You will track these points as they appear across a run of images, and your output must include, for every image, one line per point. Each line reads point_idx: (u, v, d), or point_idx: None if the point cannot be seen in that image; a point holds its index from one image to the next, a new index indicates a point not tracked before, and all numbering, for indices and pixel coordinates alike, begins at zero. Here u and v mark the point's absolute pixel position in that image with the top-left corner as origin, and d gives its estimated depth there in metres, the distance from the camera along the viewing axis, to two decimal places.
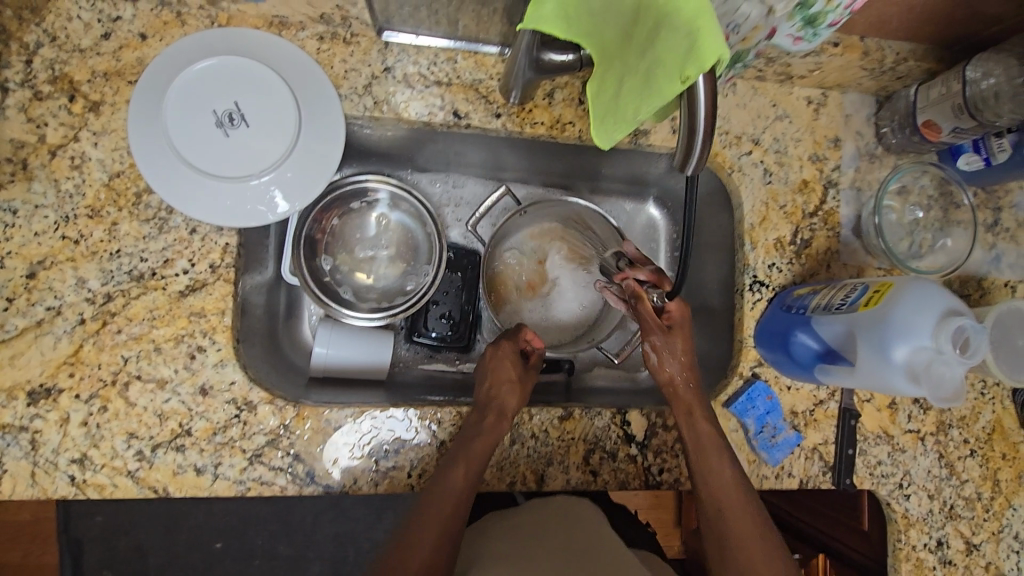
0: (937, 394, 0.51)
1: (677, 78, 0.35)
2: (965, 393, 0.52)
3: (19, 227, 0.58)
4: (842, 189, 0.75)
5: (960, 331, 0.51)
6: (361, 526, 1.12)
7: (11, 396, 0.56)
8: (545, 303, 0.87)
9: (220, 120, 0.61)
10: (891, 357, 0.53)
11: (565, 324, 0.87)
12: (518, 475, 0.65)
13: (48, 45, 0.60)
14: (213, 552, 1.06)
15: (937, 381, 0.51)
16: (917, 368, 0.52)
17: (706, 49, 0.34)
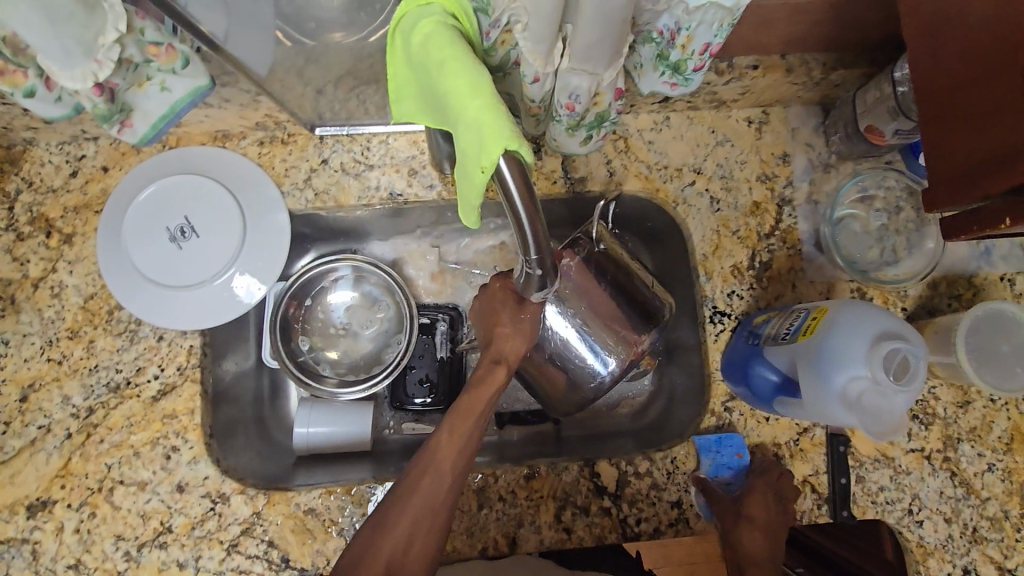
0: (873, 427, 0.48)
1: (479, 169, 0.34)
2: (909, 425, 0.49)
3: (11, 355, 0.65)
4: (798, 206, 0.73)
5: (894, 355, 0.48)
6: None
7: (13, 512, 0.62)
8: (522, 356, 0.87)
9: (173, 234, 0.66)
10: (827, 389, 0.50)
11: None
12: (489, 540, 0.65)
13: (27, 190, 0.68)
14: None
15: (871, 412, 0.48)
16: (853, 399, 0.49)
17: (493, 140, 0.33)
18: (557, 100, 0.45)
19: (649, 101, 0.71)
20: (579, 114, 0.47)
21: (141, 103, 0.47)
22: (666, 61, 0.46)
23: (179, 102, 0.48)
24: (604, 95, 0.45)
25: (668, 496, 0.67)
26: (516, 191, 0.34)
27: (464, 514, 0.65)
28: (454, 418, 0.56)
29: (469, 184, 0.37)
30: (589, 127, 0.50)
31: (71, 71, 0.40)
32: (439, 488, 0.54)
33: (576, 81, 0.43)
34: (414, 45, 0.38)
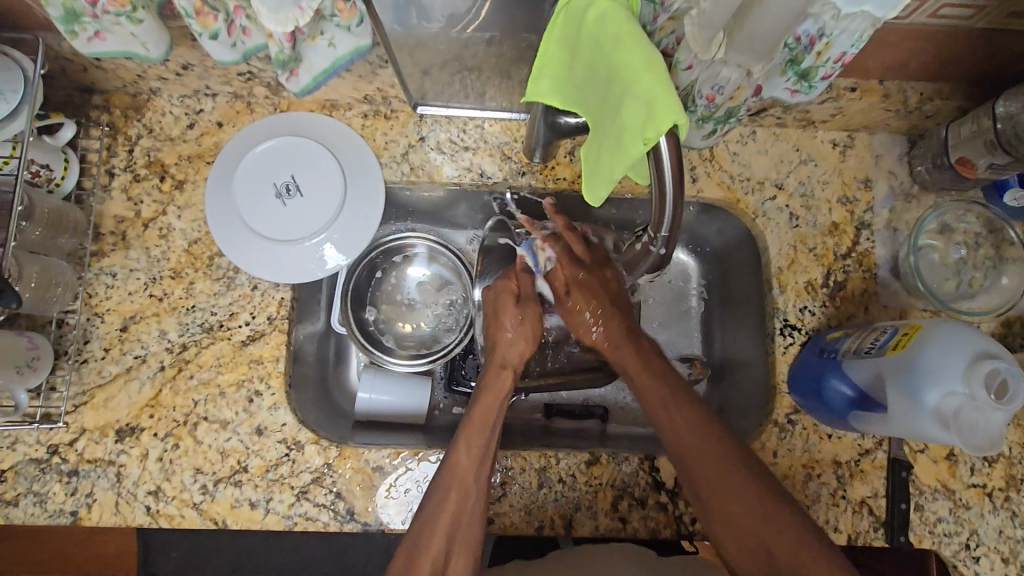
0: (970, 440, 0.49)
1: (641, 140, 0.42)
2: (1002, 443, 0.50)
3: (117, 287, 0.69)
4: (877, 230, 0.74)
5: (994, 375, 0.49)
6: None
7: (103, 434, 0.65)
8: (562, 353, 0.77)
9: (279, 191, 0.70)
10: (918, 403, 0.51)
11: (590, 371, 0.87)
12: (546, 520, 0.66)
13: (147, 136, 0.72)
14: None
15: (968, 428, 0.50)
16: (947, 413, 0.50)
17: (666, 116, 0.40)
18: (699, 92, 0.53)
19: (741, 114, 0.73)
20: (716, 106, 0.54)
21: (309, 55, 0.56)
22: (796, 67, 0.51)
23: (339, 58, 0.57)
24: (743, 91, 0.53)
25: None
26: (669, 167, 0.43)
27: (524, 491, 0.67)
28: (483, 390, 0.63)
29: (622, 156, 0.44)
30: (716, 122, 0.58)
31: (276, 16, 0.48)
32: (474, 453, 0.59)
33: (724, 72, 0.50)
34: (581, 24, 0.43)
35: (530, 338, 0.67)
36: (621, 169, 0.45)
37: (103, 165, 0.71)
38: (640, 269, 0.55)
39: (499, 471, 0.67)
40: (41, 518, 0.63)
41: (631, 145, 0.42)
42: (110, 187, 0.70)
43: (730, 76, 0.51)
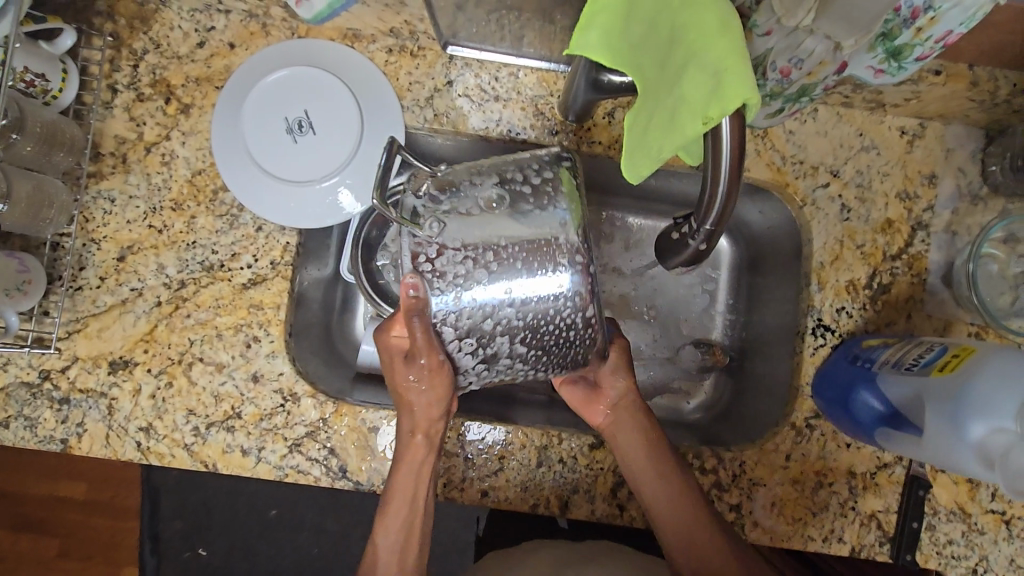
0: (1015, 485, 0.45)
1: (700, 117, 0.37)
2: None
3: (115, 214, 0.65)
4: (934, 232, 0.68)
5: None
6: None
7: (96, 364, 0.63)
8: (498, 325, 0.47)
9: (291, 126, 0.64)
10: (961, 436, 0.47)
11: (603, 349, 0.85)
12: (541, 499, 0.64)
13: (152, 52, 0.66)
14: (269, 517, 1.21)
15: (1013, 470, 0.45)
16: (994, 451, 0.45)
17: (734, 91, 0.35)
18: (773, 64, 0.47)
19: None
20: (789, 81, 0.49)
21: None
22: (888, 43, 0.45)
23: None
24: (826, 67, 0.47)
25: (728, 497, 0.65)
26: (728, 149, 0.38)
27: (523, 468, 0.64)
28: (396, 465, 0.59)
29: (671, 136, 0.39)
30: (785, 99, 0.53)
31: None
32: (397, 540, 0.59)
33: (809, 42, 0.45)
34: None
35: (442, 407, 0.56)
36: (671, 149, 0.40)
37: (104, 79, 0.65)
38: (672, 259, 0.49)
39: (500, 444, 0.64)
40: (31, 442, 0.62)
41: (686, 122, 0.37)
42: (111, 105, 0.66)
43: (813, 49, 0.45)
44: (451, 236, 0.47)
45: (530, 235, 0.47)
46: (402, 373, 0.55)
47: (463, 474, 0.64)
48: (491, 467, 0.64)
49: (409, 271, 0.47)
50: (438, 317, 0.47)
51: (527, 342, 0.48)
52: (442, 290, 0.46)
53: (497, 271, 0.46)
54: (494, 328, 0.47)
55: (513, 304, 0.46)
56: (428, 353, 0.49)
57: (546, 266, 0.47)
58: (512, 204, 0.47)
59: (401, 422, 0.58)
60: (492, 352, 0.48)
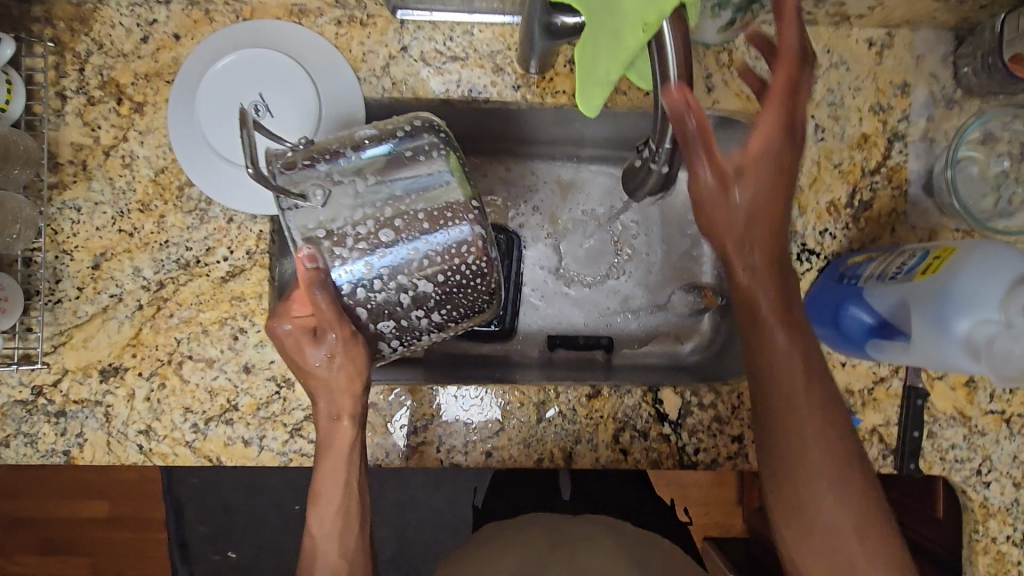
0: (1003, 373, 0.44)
1: (641, 27, 0.42)
2: None
3: (83, 222, 0.64)
4: (911, 142, 0.67)
5: None
6: (421, 492, 1.21)
7: (87, 374, 0.63)
8: (406, 294, 0.50)
9: (247, 112, 0.63)
10: (946, 333, 0.47)
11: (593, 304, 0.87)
12: (545, 452, 0.65)
13: (97, 52, 0.65)
14: (291, 511, 1.22)
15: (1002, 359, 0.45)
16: (980, 343, 0.45)
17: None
18: None
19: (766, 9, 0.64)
20: None
21: None
22: None
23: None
24: None
25: (729, 430, 0.66)
26: (674, 57, 0.43)
27: (523, 425, 0.65)
28: (323, 452, 0.56)
29: (620, 49, 0.44)
30: (735, 9, 0.57)
31: None
32: (332, 526, 0.57)
33: None
34: None
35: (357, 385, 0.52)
36: (617, 69, 0.46)
37: (52, 86, 0.64)
38: (639, 192, 0.52)
39: (498, 405, 0.65)
40: (34, 458, 0.63)
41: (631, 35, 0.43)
42: (63, 112, 0.64)
43: None
44: (341, 199, 0.48)
45: (422, 189, 0.49)
46: (311, 355, 0.50)
47: (465, 438, 0.64)
48: (492, 428, 0.64)
49: (302, 246, 0.47)
50: (345, 289, 0.48)
51: (436, 299, 0.50)
52: (351, 261, 0.48)
53: (401, 239, 0.48)
54: (404, 289, 0.49)
55: (422, 259, 0.49)
56: (339, 326, 0.48)
57: (442, 222, 0.49)
58: (396, 165, 0.49)
59: (321, 408, 0.54)
60: (408, 324, 0.51)
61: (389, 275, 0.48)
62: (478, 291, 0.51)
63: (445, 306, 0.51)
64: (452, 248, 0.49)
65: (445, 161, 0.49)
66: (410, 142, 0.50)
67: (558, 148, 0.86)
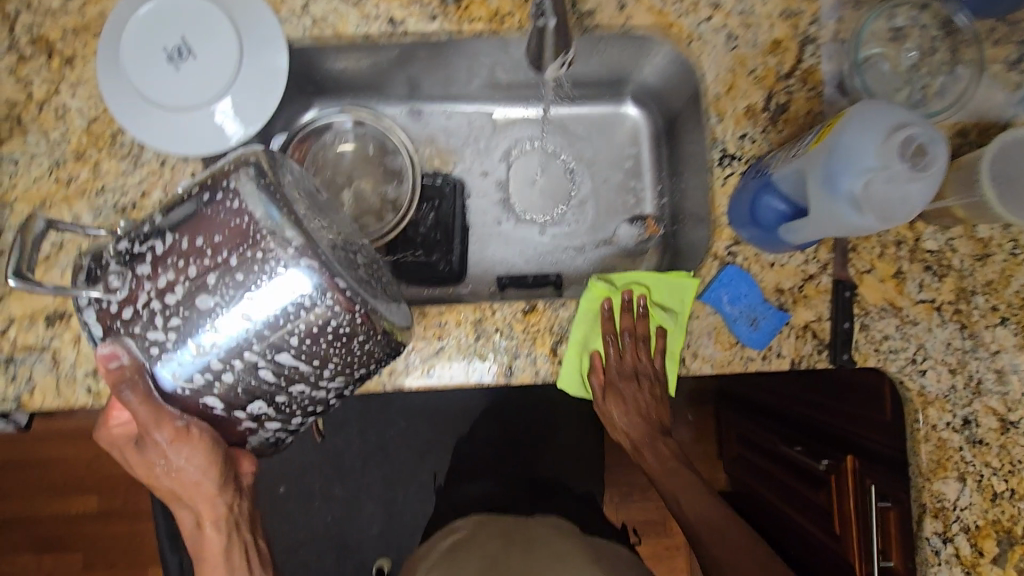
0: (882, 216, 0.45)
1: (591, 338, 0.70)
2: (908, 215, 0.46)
3: (21, 174, 0.66)
4: (823, 45, 0.68)
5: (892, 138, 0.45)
6: (407, 467, 1.15)
7: (32, 321, 0.65)
8: (262, 368, 0.50)
9: (171, 55, 0.65)
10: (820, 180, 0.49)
11: (539, 247, 0.90)
12: (485, 370, 0.66)
13: (26, 11, 0.67)
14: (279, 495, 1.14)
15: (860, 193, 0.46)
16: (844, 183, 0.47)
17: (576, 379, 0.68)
18: None
19: None
20: None
21: None
22: None
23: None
24: None
25: None
26: None
27: (461, 344, 0.66)
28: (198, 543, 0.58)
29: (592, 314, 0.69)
30: None
31: None
32: None
33: None
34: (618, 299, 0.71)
35: (207, 468, 0.54)
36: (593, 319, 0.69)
37: None
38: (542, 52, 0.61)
39: (435, 325, 0.66)
40: None
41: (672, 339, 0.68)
42: None
43: None
44: (143, 269, 0.50)
45: (223, 234, 0.48)
46: (141, 457, 0.55)
47: (406, 360, 0.65)
48: (429, 348, 0.66)
49: (103, 347, 0.50)
50: (166, 381, 0.51)
51: (295, 367, 0.51)
52: (172, 347, 0.49)
53: (223, 307, 0.48)
54: (252, 360, 0.50)
55: (254, 332, 0.49)
56: (159, 426, 0.51)
57: (261, 270, 0.47)
58: (194, 217, 0.49)
59: (186, 509, 0.57)
60: (275, 388, 0.52)
61: (219, 359, 0.50)
62: (344, 338, 0.50)
63: (319, 365, 0.51)
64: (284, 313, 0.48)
65: (255, 184, 0.48)
66: (208, 192, 0.49)
67: (503, 93, 0.89)
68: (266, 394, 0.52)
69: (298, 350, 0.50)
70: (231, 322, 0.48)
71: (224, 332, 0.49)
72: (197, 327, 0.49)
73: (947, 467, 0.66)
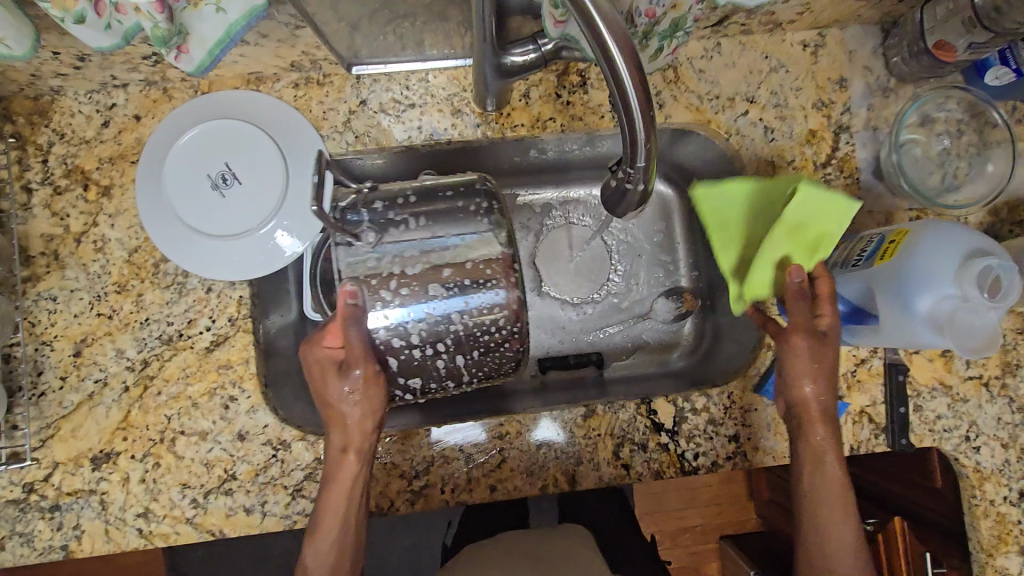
0: (964, 345, 0.46)
1: None
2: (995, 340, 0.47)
3: (61, 311, 0.64)
4: (856, 132, 0.70)
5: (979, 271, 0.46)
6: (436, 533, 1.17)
7: (78, 464, 0.62)
8: (438, 358, 0.55)
9: (216, 182, 0.64)
10: (909, 311, 0.49)
11: (578, 327, 0.88)
12: (549, 478, 0.65)
13: (59, 142, 0.65)
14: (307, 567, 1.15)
15: (955, 328, 0.47)
16: (938, 316, 0.48)
17: None
18: (638, 9, 0.45)
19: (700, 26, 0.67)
20: (658, 21, 0.46)
21: (196, 26, 0.42)
22: None
23: (236, 25, 0.43)
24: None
25: (724, 430, 0.67)
26: (625, 66, 0.35)
27: (523, 453, 0.65)
28: (328, 485, 0.56)
29: None
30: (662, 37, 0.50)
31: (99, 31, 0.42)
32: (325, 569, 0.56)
33: None
34: None
35: (375, 414, 0.56)
36: None
37: (17, 181, 0.64)
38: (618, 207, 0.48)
39: (496, 435, 0.65)
40: (32, 557, 0.61)
41: (826, 248, 0.60)
42: (30, 205, 0.65)
43: None
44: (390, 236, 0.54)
45: (464, 239, 0.54)
46: (336, 387, 0.55)
47: (468, 474, 0.64)
48: (491, 461, 0.65)
49: (347, 283, 0.52)
50: (381, 335, 0.53)
51: (464, 365, 0.56)
52: (394, 305, 0.52)
53: (450, 295, 0.53)
54: (440, 347, 0.54)
55: (461, 322, 0.53)
56: (365, 363, 0.53)
57: (484, 280, 0.53)
58: (443, 209, 0.55)
59: (331, 440, 0.57)
60: (439, 376, 0.56)
61: (419, 339, 0.53)
62: (507, 354, 0.56)
63: (476, 372, 0.57)
64: (495, 311, 0.54)
65: (484, 204, 0.55)
66: (461, 194, 0.56)
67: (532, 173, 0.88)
68: (439, 379, 0.56)
69: (484, 351, 0.56)
70: (444, 312, 0.53)
71: (440, 312, 0.53)
72: (420, 304, 0.53)
73: (1008, 542, 0.66)
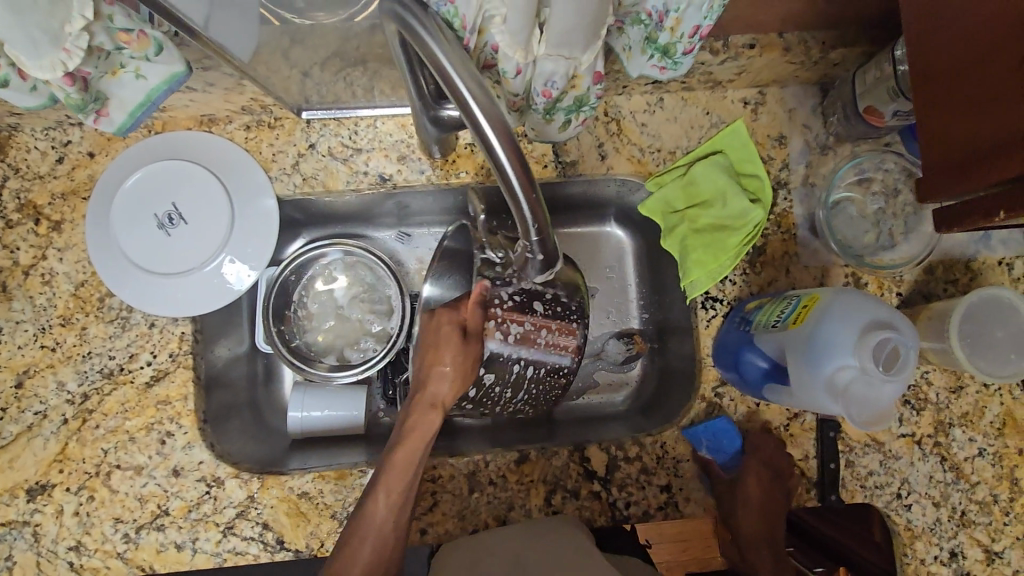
0: (858, 416, 0.48)
1: None
2: (889, 413, 0.49)
3: (6, 342, 0.65)
4: (794, 189, 0.72)
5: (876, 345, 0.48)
6: None
7: (13, 495, 0.63)
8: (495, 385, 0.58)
9: (161, 220, 0.66)
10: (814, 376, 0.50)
11: None
12: (480, 523, 0.65)
13: (13, 177, 0.67)
14: None
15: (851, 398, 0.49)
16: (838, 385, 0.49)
17: None
18: (535, 90, 0.50)
19: (642, 83, 0.70)
20: (556, 98, 0.52)
21: (117, 92, 0.46)
22: (654, 44, 0.50)
23: (157, 88, 0.47)
24: (582, 79, 0.51)
25: (656, 480, 0.67)
26: (500, 144, 0.37)
27: (455, 497, 0.66)
28: (399, 440, 0.57)
29: None
30: (568, 111, 0.55)
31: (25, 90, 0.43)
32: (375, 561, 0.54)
33: (550, 66, 0.47)
34: None
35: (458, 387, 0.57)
36: None
37: None
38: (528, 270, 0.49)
39: (429, 479, 0.66)
40: None
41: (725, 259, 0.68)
42: None
43: (557, 69, 0.48)
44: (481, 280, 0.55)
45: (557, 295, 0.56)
46: (437, 365, 0.56)
47: None
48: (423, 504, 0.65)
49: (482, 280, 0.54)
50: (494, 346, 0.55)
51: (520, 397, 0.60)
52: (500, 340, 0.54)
53: (543, 343, 0.56)
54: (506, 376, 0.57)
55: (534, 358, 0.57)
56: (452, 351, 0.55)
57: (568, 333, 0.56)
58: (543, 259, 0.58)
59: (422, 394, 0.57)
60: (497, 400, 0.59)
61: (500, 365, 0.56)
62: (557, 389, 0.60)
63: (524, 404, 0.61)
64: (558, 344, 0.56)
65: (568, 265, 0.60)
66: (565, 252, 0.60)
67: None
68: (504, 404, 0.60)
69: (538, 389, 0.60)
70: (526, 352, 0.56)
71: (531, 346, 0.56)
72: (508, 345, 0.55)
73: None
